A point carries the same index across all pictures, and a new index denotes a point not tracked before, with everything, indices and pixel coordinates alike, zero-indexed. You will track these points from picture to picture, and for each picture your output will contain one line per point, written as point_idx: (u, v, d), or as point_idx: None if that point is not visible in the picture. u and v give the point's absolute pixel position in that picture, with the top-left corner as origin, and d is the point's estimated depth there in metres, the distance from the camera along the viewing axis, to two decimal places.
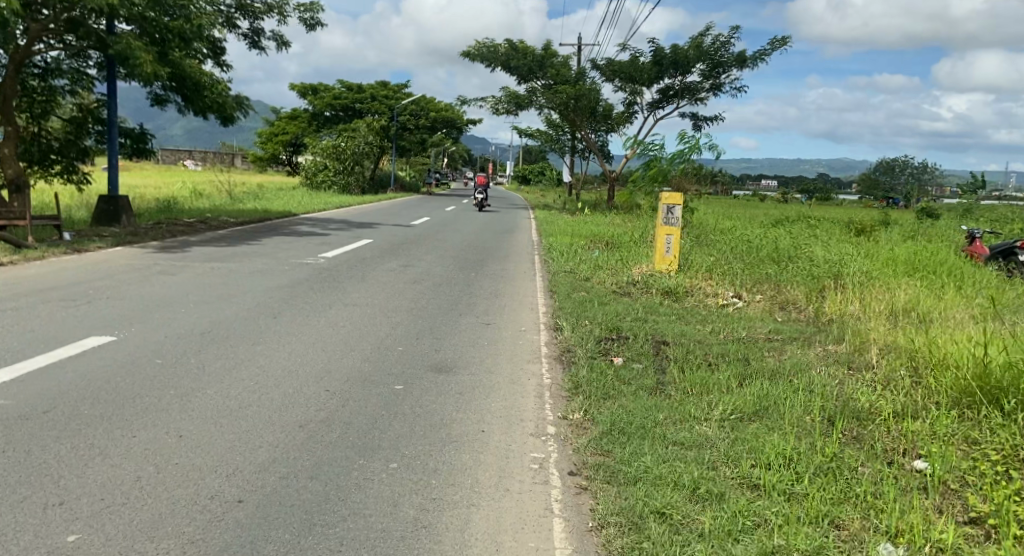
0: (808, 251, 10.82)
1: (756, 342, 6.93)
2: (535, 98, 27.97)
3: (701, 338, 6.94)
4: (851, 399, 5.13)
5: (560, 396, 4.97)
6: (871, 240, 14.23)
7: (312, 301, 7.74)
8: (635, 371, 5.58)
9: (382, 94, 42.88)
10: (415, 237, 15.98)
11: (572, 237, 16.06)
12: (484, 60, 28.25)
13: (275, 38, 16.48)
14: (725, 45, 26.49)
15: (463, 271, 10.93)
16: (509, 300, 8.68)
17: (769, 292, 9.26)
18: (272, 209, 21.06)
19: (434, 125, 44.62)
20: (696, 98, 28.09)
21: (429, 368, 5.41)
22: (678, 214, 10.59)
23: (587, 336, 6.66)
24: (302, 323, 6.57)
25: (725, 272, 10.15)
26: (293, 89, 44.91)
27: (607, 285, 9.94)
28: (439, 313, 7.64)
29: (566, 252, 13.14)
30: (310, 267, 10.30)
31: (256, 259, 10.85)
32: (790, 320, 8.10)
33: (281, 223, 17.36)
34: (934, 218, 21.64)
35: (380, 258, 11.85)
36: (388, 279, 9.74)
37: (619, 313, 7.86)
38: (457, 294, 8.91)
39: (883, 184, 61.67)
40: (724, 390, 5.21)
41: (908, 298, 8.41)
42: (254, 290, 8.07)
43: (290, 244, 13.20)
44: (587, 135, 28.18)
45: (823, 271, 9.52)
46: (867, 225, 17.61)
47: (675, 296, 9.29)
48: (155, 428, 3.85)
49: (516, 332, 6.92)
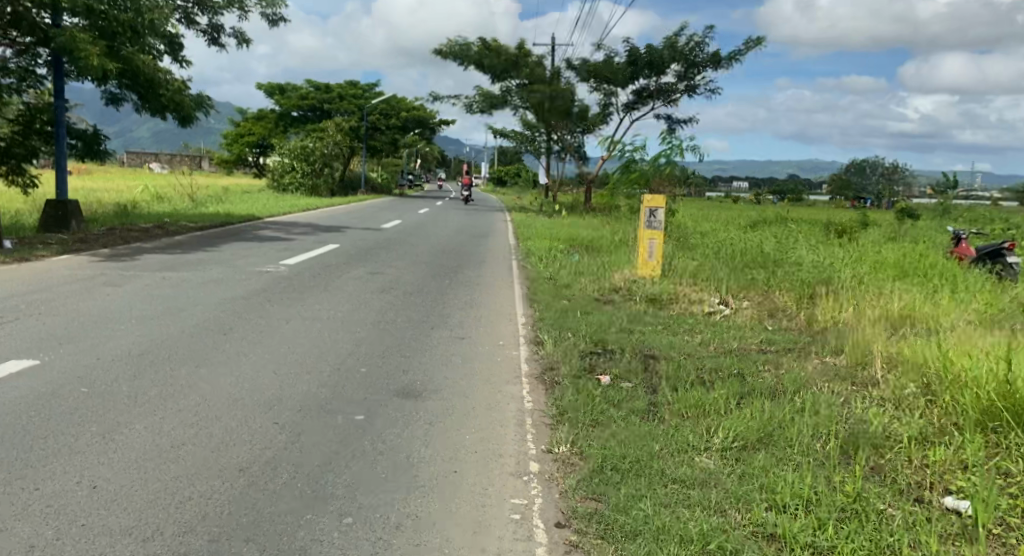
0: (795, 255, 10.37)
1: (751, 355, 6.44)
2: (510, 98, 27.47)
3: (692, 351, 6.45)
4: (863, 423, 4.65)
5: (543, 424, 4.44)
6: (854, 242, 13.87)
7: (269, 314, 7.15)
8: (624, 391, 5.06)
9: (350, 94, 42.43)
10: (386, 242, 15.38)
11: (548, 241, 15.56)
12: (456, 58, 27.78)
13: (236, 35, 15.77)
14: (700, 46, 26.17)
15: (436, 279, 10.37)
16: (484, 310, 8.14)
17: (756, 298, 8.80)
18: (236, 213, 20.30)
19: (405, 125, 43.94)
20: (671, 99, 27.75)
21: (394, 392, 4.87)
22: (661, 218, 10.10)
23: (570, 352, 6.14)
24: (255, 341, 5.99)
25: (710, 278, 9.67)
26: (261, 89, 44.03)
27: (588, 292, 9.43)
28: (407, 326, 7.08)
29: (544, 256, 12.62)
30: (271, 276, 9.68)
31: (213, 267, 10.20)
32: (781, 328, 7.63)
33: (245, 228, 16.67)
34: (912, 219, 21.41)
35: (347, 265, 11.24)
36: (354, 287, 9.16)
37: (602, 325, 7.34)
38: (429, 304, 8.37)
39: (854, 184, 62.00)
40: (723, 411, 4.70)
41: (904, 305, 8.00)
42: (205, 303, 7.45)
43: (253, 250, 12.54)
44: (562, 137, 27.72)
45: (812, 275, 9.11)
46: (847, 226, 17.30)
47: (659, 304, 8.81)
48: (64, 477, 3.29)
49: (493, 347, 6.40)
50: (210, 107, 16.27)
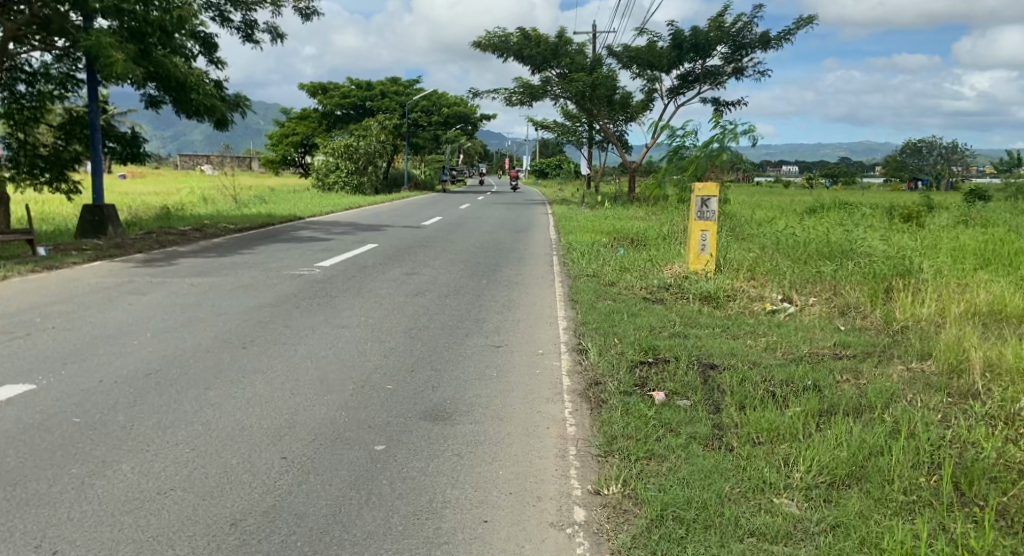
0: (861, 244, 9.54)
1: (825, 361, 5.73)
2: (550, 88, 26.74)
3: (757, 358, 5.76)
4: (972, 449, 3.96)
5: (590, 454, 3.82)
6: (921, 228, 12.93)
7: (295, 323, 6.66)
8: (683, 412, 4.41)
9: (393, 91, 42.12)
10: (425, 240, 14.90)
11: (592, 235, 14.90)
12: (496, 50, 27.09)
13: (269, 31, 15.39)
14: (747, 26, 25.14)
15: (474, 279, 9.82)
16: (524, 313, 7.55)
17: (823, 293, 8.05)
18: (276, 213, 20.05)
19: (447, 120, 43.56)
20: (718, 82, 26.74)
21: (421, 414, 4.30)
22: (714, 207, 9.34)
23: (619, 363, 5.50)
24: (275, 355, 5.48)
25: (769, 272, 8.93)
26: (303, 89, 44.09)
27: (636, 290, 8.77)
28: (442, 333, 6.52)
29: (588, 252, 11.98)
30: (302, 279, 9.24)
31: (244, 271, 9.79)
32: (854, 328, 6.89)
33: (282, 228, 16.37)
34: (981, 199, 20.13)
35: (382, 266, 10.75)
36: (387, 290, 8.65)
37: (654, 328, 6.68)
38: (466, 307, 7.81)
39: (909, 165, 59.77)
40: (800, 437, 4.05)
41: (993, 298, 7.20)
42: (229, 311, 6.99)
43: (287, 252, 12.15)
44: (604, 126, 26.94)
45: (884, 264, 8.32)
46: (911, 210, 16.26)
47: (716, 302, 8.12)
48: (25, 540, 2.80)
49: (534, 357, 5.80)
50: (247, 107, 15.99)
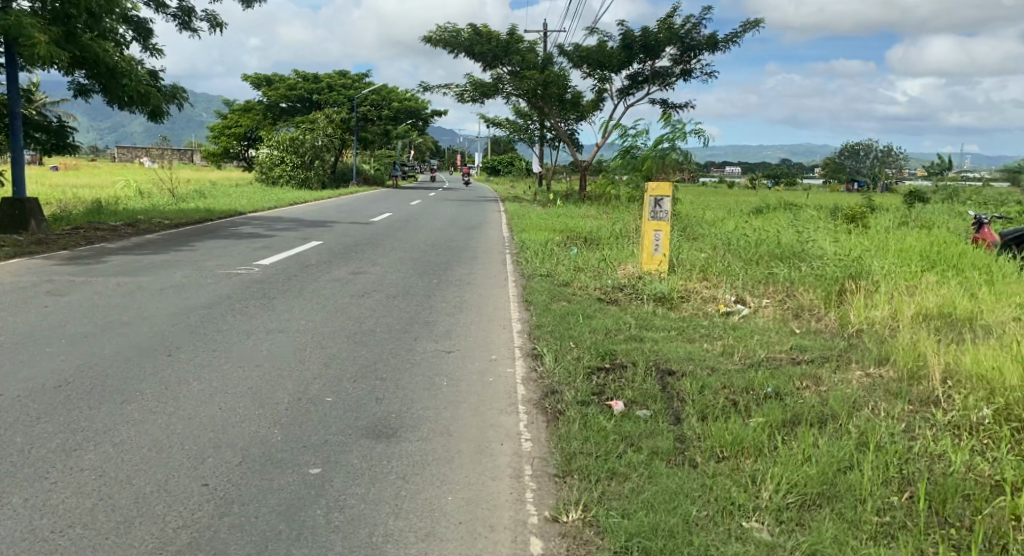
0: (813, 244, 9.49)
1: (784, 366, 5.57)
2: (501, 85, 26.43)
3: (715, 363, 5.57)
4: (941, 463, 3.81)
5: (547, 474, 3.55)
6: (867, 229, 13.03)
7: (229, 326, 6.22)
8: (644, 424, 4.16)
9: (339, 84, 41.25)
10: (372, 237, 14.47)
11: (544, 233, 14.65)
12: (446, 45, 26.67)
13: (207, 18, 14.68)
14: (696, 27, 25.25)
15: (422, 278, 9.47)
16: (474, 315, 7.23)
17: (777, 295, 7.93)
18: (215, 208, 19.31)
19: (395, 115, 42.88)
20: (668, 83, 26.81)
21: (362, 431, 3.96)
22: (667, 207, 9.20)
23: (575, 369, 5.24)
24: (204, 363, 5.06)
25: (723, 273, 8.80)
26: (246, 80, 42.90)
27: (590, 291, 8.53)
28: (387, 338, 6.16)
29: (540, 251, 11.73)
30: (239, 279, 8.77)
31: (176, 270, 9.24)
32: (809, 330, 6.78)
33: (221, 224, 15.72)
34: (920, 201, 20.56)
35: (325, 264, 10.30)
36: (330, 291, 8.24)
37: (609, 331, 6.45)
38: (413, 309, 7.47)
39: (847, 167, 61.24)
40: (767, 451, 3.82)
41: (945, 300, 7.16)
42: (156, 314, 6.51)
43: (225, 249, 11.58)
44: (555, 123, 26.75)
45: (838, 264, 8.25)
46: (856, 211, 16.44)
47: (670, 303, 7.94)
48: None
49: (486, 363, 5.49)
50: (184, 100, 15.38)
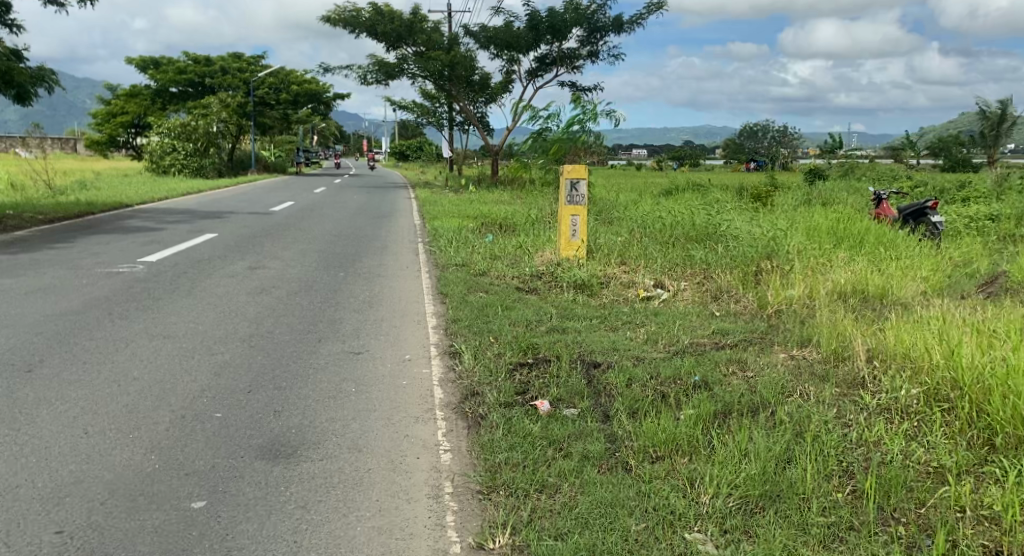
0: (727, 224, 9.46)
1: (709, 352, 5.35)
2: (406, 67, 25.69)
3: (639, 353, 5.31)
4: (879, 448, 3.62)
5: (469, 491, 3.19)
6: (775, 208, 13.19)
7: (105, 334, 5.60)
8: (572, 424, 3.84)
9: (235, 68, 39.40)
10: (274, 228, 13.74)
11: (456, 220, 14.24)
12: (346, 26, 25.70)
13: None
14: (601, 8, 25.19)
15: (329, 271, 8.95)
16: (384, 310, 6.79)
17: (695, 278, 7.79)
18: (99, 201, 17.99)
19: (297, 100, 41.35)
20: (575, 66, 26.71)
21: (255, 452, 3.51)
22: (584, 191, 9.00)
23: (495, 368, 4.89)
24: (71, 379, 4.48)
25: (640, 257, 8.65)
26: (132, 63, 40.46)
27: (507, 280, 8.22)
28: (289, 340, 5.67)
29: (454, 238, 11.34)
30: (123, 278, 8.04)
31: (49, 270, 8.41)
32: (729, 313, 6.64)
33: (106, 218, 14.62)
34: (821, 179, 21.18)
35: (221, 259, 9.61)
36: (225, 289, 7.62)
37: (530, 324, 6.16)
38: (319, 305, 6.98)
39: (747, 148, 63.10)
40: (701, 449, 3.53)
41: (860, 276, 7.15)
42: (19, 322, 5.81)
43: (107, 245, 10.68)
44: (464, 106, 26.26)
45: (754, 243, 8.18)
46: (762, 190, 16.71)
47: (590, 291, 7.73)
48: None
49: (399, 364, 5.08)
50: (56, 83, 14.28)
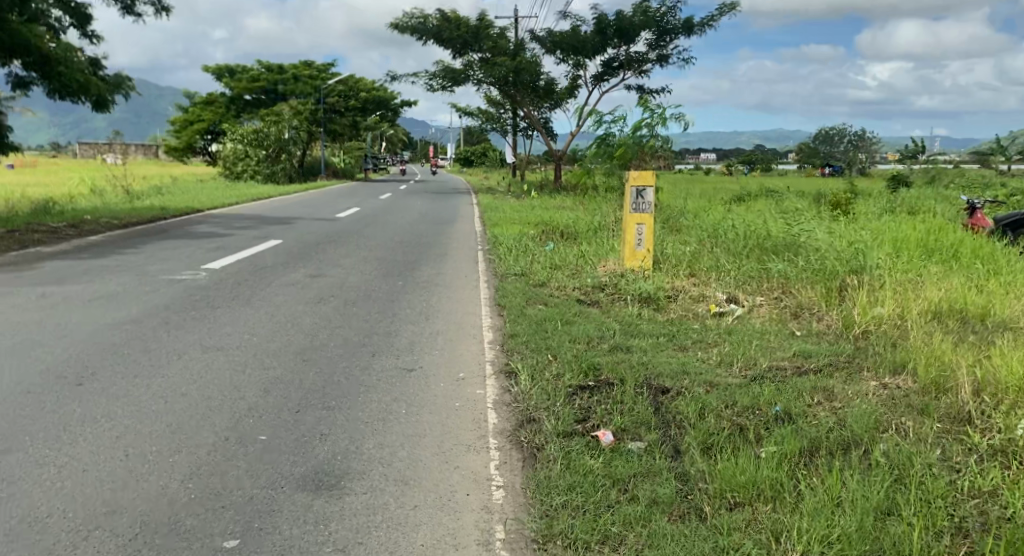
0: (804, 233, 8.92)
1: (790, 378, 4.91)
2: (472, 73, 25.60)
3: (711, 378, 4.90)
4: (997, 500, 3.15)
5: (525, 539, 2.88)
6: (855, 216, 12.49)
7: (158, 345, 5.49)
8: (639, 461, 3.48)
9: (307, 75, 40.17)
10: (337, 234, 13.73)
11: (519, 227, 13.99)
12: (414, 32, 25.77)
13: (152, 2, 13.81)
14: (671, 11, 24.60)
15: (388, 280, 8.79)
16: (441, 323, 6.54)
17: (772, 292, 7.32)
18: (172, 206, 18.39)
19: (365, 106, 41.88)
20: (643, 70, 26.21)
21: (296, 483, 3.28)
22: (650, 198, 8.58)
23: (555, 391, 4.56)
24: (117, 395, 4.34)
25: (711, 269, 8.21)
26: (209, 72, 41.65)
27: (569, 292, 7.90)
28: (341, 354, 5.45)
29: (515, 246, 11.07)
30: (184, 285, 8.04)
31: (114, 277, 8.45)
32: (810, 333, 6.16)
33: (176, 223, 14.86)
34: (903, 185, 20.14)
35: (281, 266, 9.55)
36: (283, 298, 7.49)
37: (592, 340, 5.81)
38: (375, 316, 6.79)
39: (821, 152, 61.13)
40: (787, 495, 3.13)
41: (957, 293, 6.56)
42: (75, 331, 5.76)
43: (174, 251, 10.76)
44: (529, 112, 26.03)
45: (836, 254, 7.63)
46: (839, 196, 15.92)
47: (657, 305, 7.34)
48: None
49: (453, 384, 4.80)
50: (132, 90, 14.63)
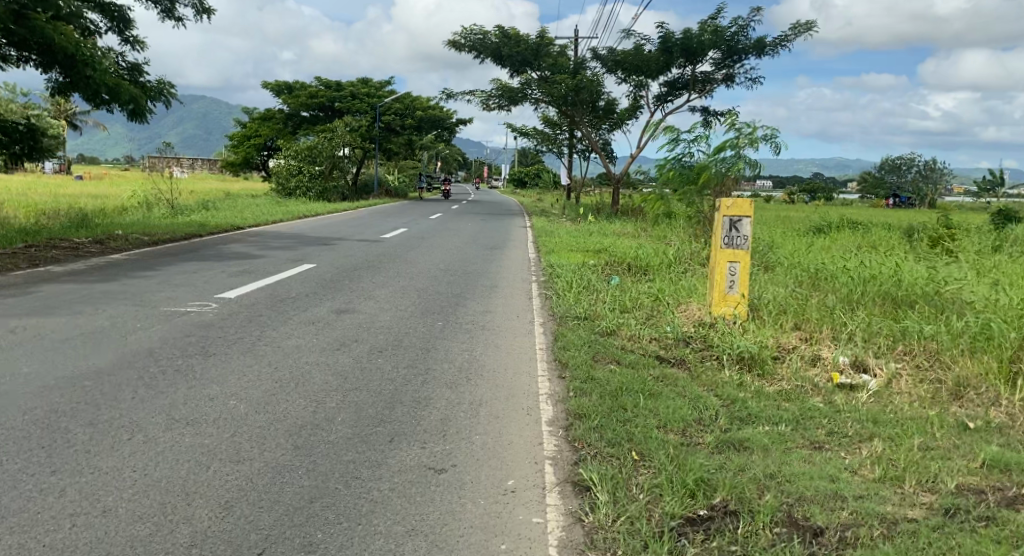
0: (935, 282, 7.20)
1: (1004, 514, 3.28)
2: (530, 91, 24.30)
3: (881, 508, 3.32)
4: None
5: None
6: (972, 257, 10.60)
7: (111, 414, 4.11)
8: None
9: (363, 92, 39.43)
10: (376, 257, 12.41)
11: (577, 256, 12.47)
12: (472, 49, 24.59)
13: (191, 4, 12.81)
14: (744, 29, 22.87)
15: (426, 321, 7.36)
16: (486, 388, 5.05)
17: (914, 362, 5.67)
18: (210, 222, 17.39)
19: (420, 125, 40.96)
20: (709, 90, 24.53)
21: None
22: (747, 231, 6.93)
23: (652, 530, 3.08)
24: (6, 516, 2.99)
25: (825, 323, 6.58)
26: (266, 87, 41.26)
27: (646, 345, 6.38)
28: (348, 439, 4.00)
29: (574, 280, 9.56)
30: (186, 321, 6.75)
31: (108, 307, 7.16)
32: (990, 428, 4.49)
33: (208, 241, 13.77)
34: (1008, 220, 17.86)
35: (306, 298, 8.17)
36: (295, 343, 6.12)
37: (689, 431, 4.25)
38: (402, 373, 5.35)
39: (889, 183, 58.12)
40: None
41: None
42: (18, 389, 4.48)
43: (193, 276, 9.49)
44: (587, 133, 24.61)
45: (996, 314, 5.90)
46: (942, 231, 13.90)
47: (761, 369, 5.76)
48: None
49: (498, 502, 3.35)
50: (171, 97, 13.63)
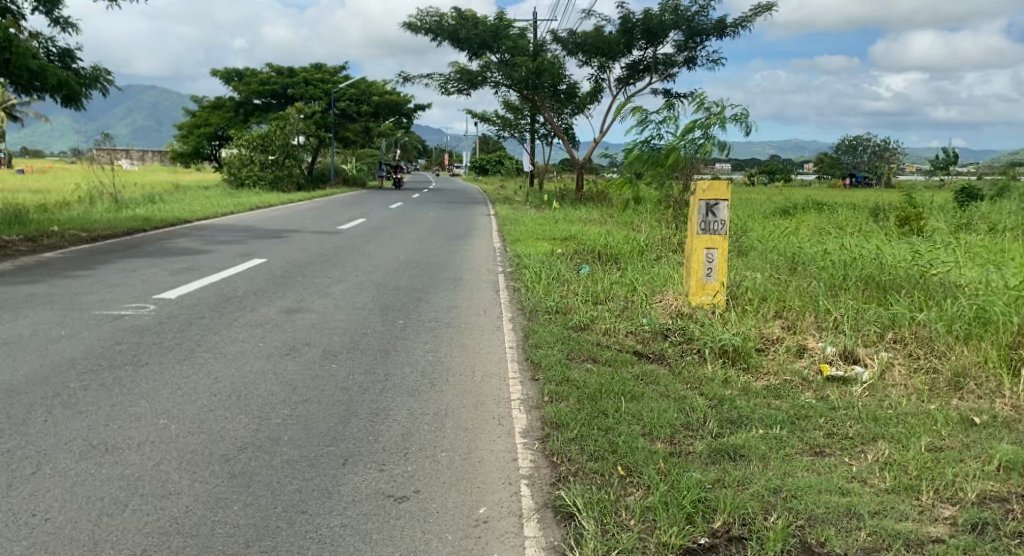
0: (919, 266, 6.89)
1: None
2: (489, 74, 23.73)
3: (902, 526, 2.93)
4: None
5: None
6: (944, 237, 10.39)
7: (17, 444, 3.56)
8: None
9: (317, 79, 38.35)
10: (332, 250, 11.81)
11: (542, 244, 12.02)
12: (429, 32, 23.93)
13: None
14: (704, 10, 22.56)
15: (386, 318, 6.84)
16: (451, 396, 4.57)
17: (906, 351, 5.33)
18: (156, 216, 16.56)
19: (377, 111, 40.07)
20: (670, 73, 24.22)
21: None
22: (725, 215, 6.56)
23: None
24: None
25: (809, 311, 6.22)
26: (217, 75, 39.95)
27: (622, 340, 5.96)
28: (295, 463, 3.50)
29: (541, 270, 9.10)
30: (119, 326, 6.16)
31: (33, 312, 6.53)
32: (998, 423, 4.15)
33: (152, 236, 13.02)
34: (971, 198, 17.84)
35: (255, 297, 7.59)
36: (240, 348, 5.57)
37: (677, 439, 3.83)
38: (358, 380, 4.84)
39: (845, 164, 58.68)
40: None
41: None
42: None
43: (132, 274, 8.82)
44: (548, 118, 24.16)
45: (988, 299, 5.59)
46: (909, 210, 13.73)
47: (745, 363, 5.37)
48: None
49: (468, 536, 2.89)
50: (108, 84, 12.80)
